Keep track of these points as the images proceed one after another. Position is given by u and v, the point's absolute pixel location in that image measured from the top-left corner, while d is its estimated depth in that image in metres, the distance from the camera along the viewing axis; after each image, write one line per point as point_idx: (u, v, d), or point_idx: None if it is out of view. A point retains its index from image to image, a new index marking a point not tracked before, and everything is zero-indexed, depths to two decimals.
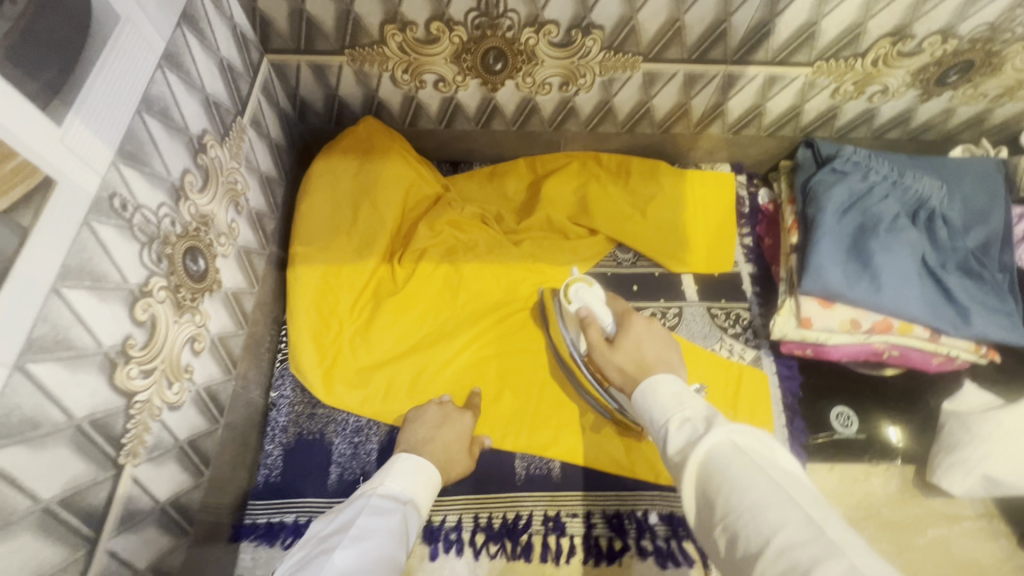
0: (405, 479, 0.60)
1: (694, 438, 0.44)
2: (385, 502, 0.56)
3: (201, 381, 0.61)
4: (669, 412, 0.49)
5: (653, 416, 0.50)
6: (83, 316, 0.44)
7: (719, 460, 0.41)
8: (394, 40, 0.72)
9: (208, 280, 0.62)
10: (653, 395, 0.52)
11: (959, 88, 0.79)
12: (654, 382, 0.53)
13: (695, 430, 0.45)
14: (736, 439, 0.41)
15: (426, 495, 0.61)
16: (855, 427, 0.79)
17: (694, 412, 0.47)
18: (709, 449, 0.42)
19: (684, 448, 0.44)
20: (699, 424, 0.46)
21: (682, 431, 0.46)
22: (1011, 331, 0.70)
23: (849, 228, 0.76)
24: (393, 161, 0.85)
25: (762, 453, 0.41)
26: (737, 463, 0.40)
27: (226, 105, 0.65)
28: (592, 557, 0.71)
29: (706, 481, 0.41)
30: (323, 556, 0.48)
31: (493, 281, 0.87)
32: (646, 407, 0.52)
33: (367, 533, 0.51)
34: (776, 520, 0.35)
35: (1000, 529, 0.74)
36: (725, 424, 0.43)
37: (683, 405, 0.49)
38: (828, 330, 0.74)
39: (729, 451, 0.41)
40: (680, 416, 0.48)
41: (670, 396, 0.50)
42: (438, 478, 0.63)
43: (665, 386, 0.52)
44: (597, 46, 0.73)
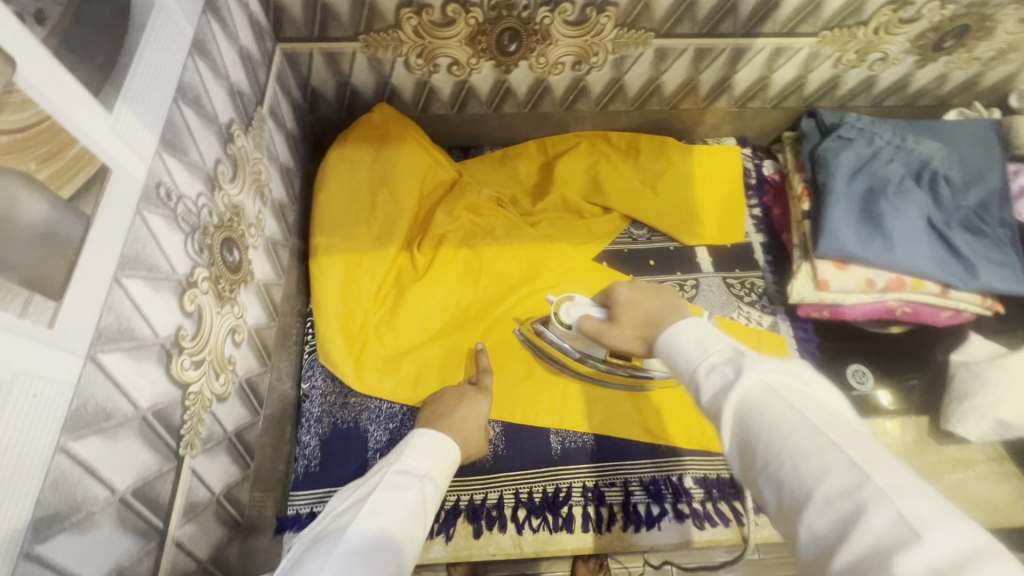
0: (420, 456, 0.57)
1: (727, 384, 0.40)
2: (400, 478, 0.53)
3: (243, 372, 0.61)
4: (694, 359, 0.44)
5: (677, 364, 0.46)
6: (141, 306, 0.43)
7: (753, 405, 0.38)
8: (409, 24, 0.72)
9: (243, 271, 0.61)
10: (675, 347, 0.47)
11: (954, 53, 0.82)
12: (673, 335, 0.48)
13: (726, 376, 0.41)
14: (769, 382, 0.38)
15: (444, 470, 0.58)
16: (870, 383, 0.84)
17: (721, 356, 0.43)
18: (744, 395, 0.38)
19: (717, 395, 0.40)
20: (728, 367, 0.41)
21: (713, 377, 0.42)
22: (1015, 281, 0.74)
23: (858, 192, 0.79)
24: (409, 147, 0.85)
25: (797, 391, 0.38)
26: (771, 408, 0.37)
27: (247, 93, 0.64)
28: (633, 524, 0.73)
29: (742, 428, 0.38)
30: (336, 532, 0.46)
31: (514, 263, 0.88)
32: (670, 361, 0.47)
33: (382, 509, 0.49)
34: (820, 468, 0.33)
35: (1010, 470, 0.78)
36: (757, 367, 0.39)
37: (708, 349, 0.44)
38: (846, 290, 0.77)
39: (763, 394, 0.38)
40: (707, 363, 0.43)
41: (693, 342, 0.46)
42: (455, 454, 0.61)
43: (683, 337, 0.47)
44: (611, 23, 0.74)
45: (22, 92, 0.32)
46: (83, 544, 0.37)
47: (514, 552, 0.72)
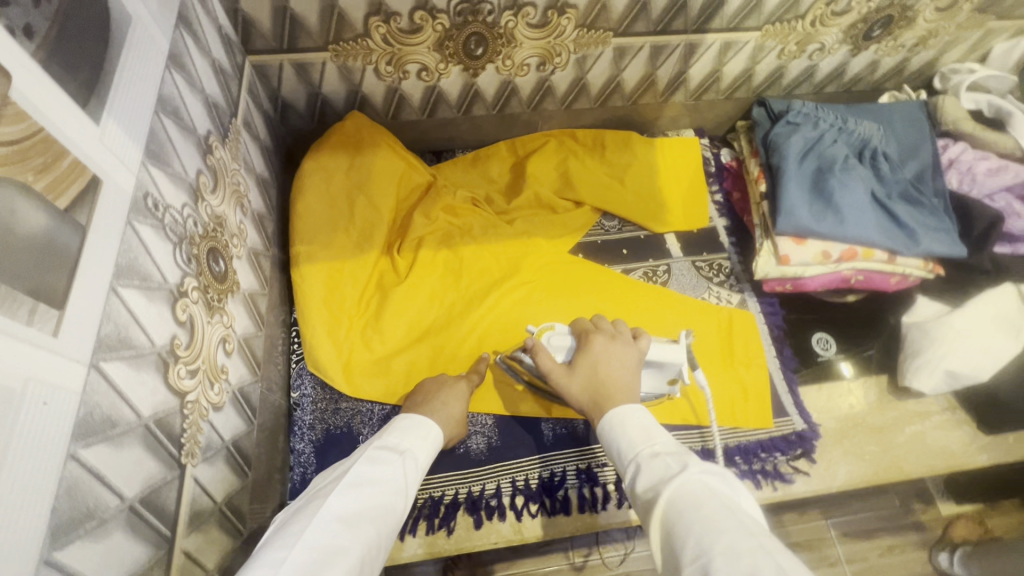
0: (404, 436, 0.61)
1: (667, 475, 0.49)
2: (381, 453, 0.58)
3: (235, 382, 0.61)
4: (638, 446, 0.54)
5: (622, 447, 0.55)
6: (137, 315, 0.43)
7: (690, 497, 0.44)
8: (377, 32, 0.74)
9: (229, 281, 0.62)
10: (622, 428, 0.57)
11: (882, 41, 0.90)
12: (624, 413, 0.58)
13: (667, 466, 0.50)
14: (705, 481, 0.46)
15: (425, 451, 0.62)
16: (834, 348, 0.89)
17: (664, 448, 0.52)
18: (680, 489, 0.46)
19: (654, 485, 0.49)
20: (672, 460, 0.50)
21: (654, 466, 0.51)
22: (953, 244, 0.80)
23: (809, 171, 0.85)
24: (384, 153, 0.87)
25: (730, 496, 0.45)
26: (706, 504, 0.43)
27: (222, 106, 0.65)
28: (627, 500, 0.76)
29: (676, 520, 0.44)
30: (319, 498, 0.50)
31: (493, 260, 0.90)
32: (616, 441, 0.57)
33: (363, 481, 0.53)
34: (749, 566, 0.37)
35: (962, 418, 0.85)
36: (696, 466, 0.48)
37: (652, 440, 0.54)
38: (805, 263, 0.82)
39: (701, 490, 0.45)
40: (650, 452, 0.53)
41: (640, 433, 0.56)
42: (437, 436, 0.64)
43: (634, 425, 0.57)
44: (571, 25, 0.78)
45: (16, 104, 0.33)
46: (98, 552, 0.37)
47: (514, 539, 0.74)
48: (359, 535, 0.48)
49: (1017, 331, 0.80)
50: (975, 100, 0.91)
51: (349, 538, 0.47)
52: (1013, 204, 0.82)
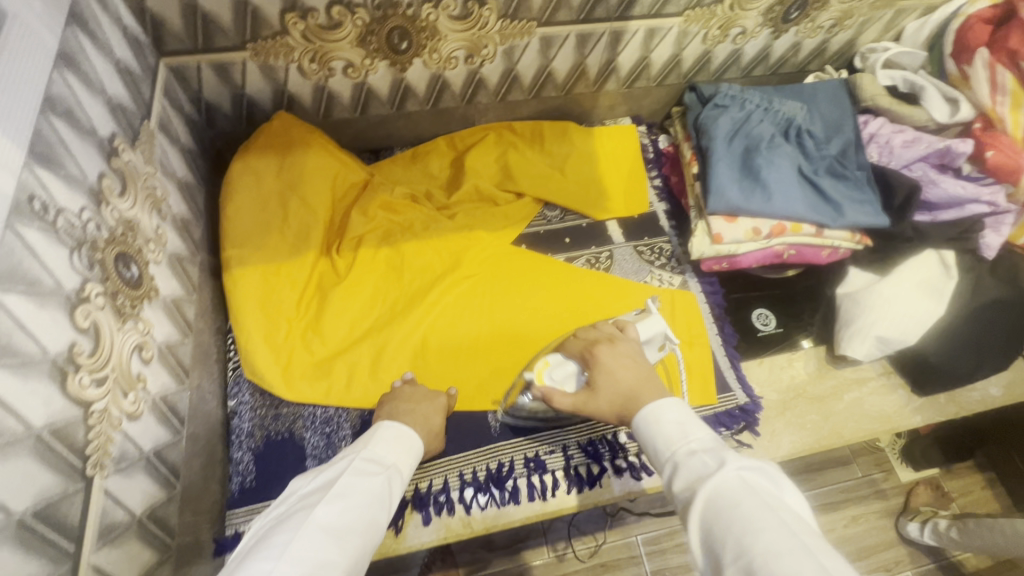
0: (387, 446, 0.60)
1: (706, 474, 0.48)
2: (368, 464, 0.57)
3: (156, 391, 0.59)
4: (674, 443, 0.53)
5: (657, 443, 0.54)
6: (24, 322, 0.42)
7: (731, 496, 0.44)
8: (296, 29, 0.73)
9: (145, 286, 0.60)
10: (656, 424, 0.55)
11: (801, 24, 0.93)
12: (656, 409, 0.56)
13: (706, 463, 0.49)
14: (745, 477, 0.46)
15: (409, 461, 0.61)
16: (774, 323, 0.92)
17: (700, 444, 0.51)
18: (718, 489, 0.45)
19: (692, 482, 0.48)
20: (709, 458, 0.49)
21: (692, 464, 0.50)
22: (876, 215, 0.83)
23: (738, 151, 0.87)
24: (316, 153, 0.86)
25: (772, 493, 0.45)
26: (746, 502, 0.43)
27: (131, 108, 0.63)
28: (575, 485, 0.77)
29: (715, 520, 0.44)
30: (305, 510, 0.49)
31: (435, 255, 0.90)
32: (650, 438, 0.55)
33: (350, 491, 0.53)
34: (793, 565, 0.38)
35: (897, 382, 0.89)
36: (735, 463, 0.47)
37: (688, 436, 0.53)
38: (737, 241, 0.84)
39: (739, 489, 0.45)
40: (686, 448, 0.52)
41: (674, 427, 0.54)
42: (420, 447, 0.64)
43: (667, 419, 0.55)
44: (493, 16, 0.78)
45: None
46: None
47: (465, 532, 0.73)
48: (345, 546, 0.48)
49: (940, 295, 0.84)
50: (890, 77, 0.95)
51: (337, 552, 0.47)
52: (929, 173, 0.85)
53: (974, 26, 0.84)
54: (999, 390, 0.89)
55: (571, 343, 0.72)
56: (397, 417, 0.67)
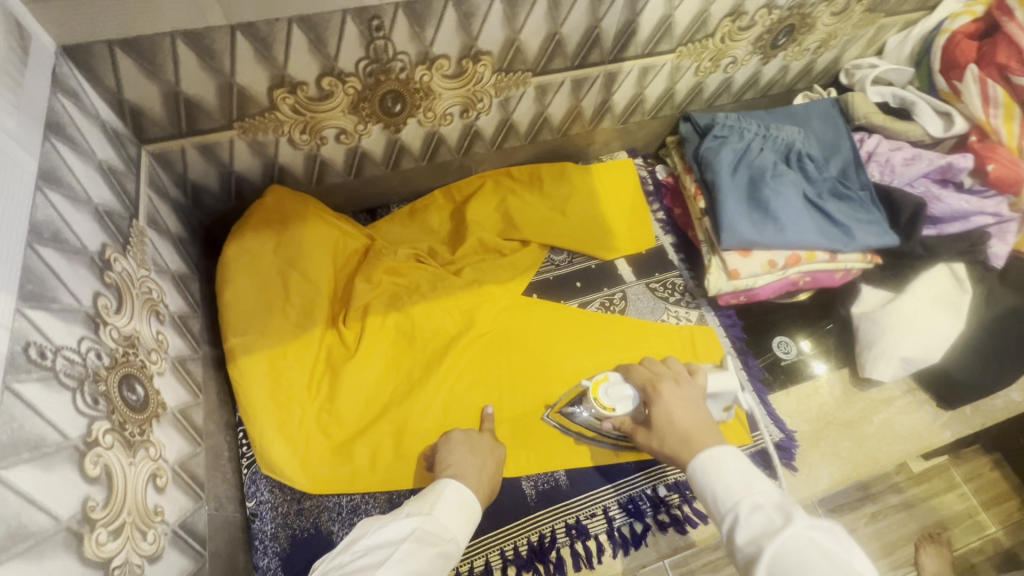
0: (449, 514, 0.59)
1: (772, 529, 0.47)
2: (432, 533, 0.56)
3: (175, 518, 0.54)
4: (737, 493, 0.52)
5: (718, 492, 0.53)
6: (32, 494, 0.37)
7: (802, 557, 0.43)
8: (285, 103, 0.69)
9: (151, 406, 0.55)
10: (716, 472, 0.55)
11: (788, 48, 0.94)
12: (714, 458, 0.56)
13: (771, 518, 0.48)
14: (816, 537, 0.44)
15: (466, 534, 0.59)
16: (794, 349, 0.92)
17: (766, 498, 0.50)
18: (786, 545, 0.44)
19: (757, 538, 0.48)
20: (776, 513, 0.48)
21: (754, 518, 0.49)
22: (886, 235, 0.83)
23: (743, 182, 0.86)
24: (313, 224, 0.82)
25: (843, 559, 0.43)
26: (818, 566, 0.42)
27: (118, 210, 0.58)
28: (621, 548, 0.74)
29: None
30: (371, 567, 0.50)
31: (446, 315, 0.86)
32: (710, 487, 0.55)
33: (414, 557, 0.52)
34: None
35: (922, 398, 0.89)
36: (805, 521, 0.46)
37: (752, 488, 0.52)
38: (753, 275, 0.83)
39: (810, 548, 0.44)
40: (751, 500, 0.51)
41: (736, 478, 0.53)
42: (479, 514, 0.62)
43: (727, 471, 0.54)
44: (488, 70, 0.75)
45: None
46: None
47: None
48: None
49: (957, 310, 0.83)
50: (880, 93, 0.95)
51: None
52: (932, 189, 0.85)
53: (961, 42, 0.85)
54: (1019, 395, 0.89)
55: (635, 368, 0.73)
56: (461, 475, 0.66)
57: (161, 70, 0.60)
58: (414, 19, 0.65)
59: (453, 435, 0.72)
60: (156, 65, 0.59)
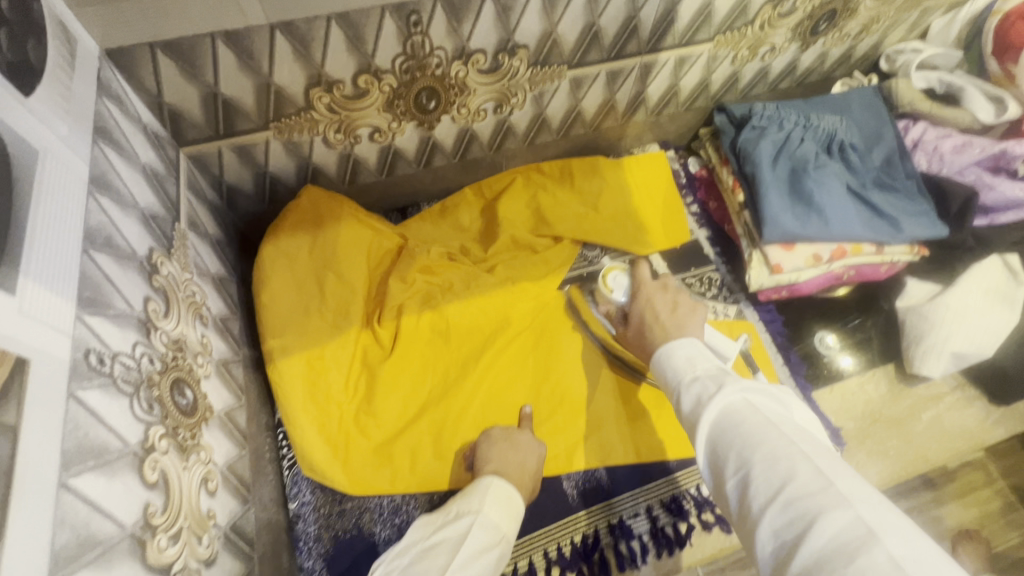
0: (499, 511, 0.58)
1: (709, 396, 0.50)
2: (485, 535, 0.54)
3: (226, 521, 0.54)
4: (683, 372, 0.54)
5: (668, 376, 0.55)
6: (98, 502, 0.37)
7: (734, 417, 0.47)
8: (321, 103, 0.68)
9: (200, 411, 0.55)
10: (669, 358, 0.56)
11: (829, 34, 0.90)
12: (670, 345, 0.57)
13: (709, 388, 0.51)
14: (748, 399, 0.48)
15: (515, 529, 0.59)
16: (836, 345, 0.89)
17: (707, 371, 0.53)
18: (723, 409, 0.48)
19: (698, 406, 0.50)
20: (712, 382, 0.51)
21: (695, 389, 0.52)
22: (935, 226, 0.80)
23: (784, 174, 0.84)
24: (347, 223, 0.81)
25: (774, 411, 0.47)
26: (747, 419, 0.46)
27: (161, 214, 0.58)
28: (665, 548, 0.72)
29: (720, 436, 0.47)
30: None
31: (480, 312, 0.85)
32: (663, 369, 0.57)
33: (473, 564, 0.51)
34: (787, 469, 0.42)
35: (973, 394, 0.86)
36: (738, 386, 0.49)
37: (696, 365, 0.54)
38: (797, 269, 0.81)
39: (743, 408, 0.47)
40: (694, 375, 0.53)
41: (684, 359, 0.55)
42: (523, 512, 0.61)
43: (677, 353, 0.56)
44: (524, 64, 0.74)
45: None
46: None
47: None
48: None
49: (1013, 303, 0.80)
50: (925, 78, 0.91)
51: None
52: (983, 177, 0.82)
53: (1014, 25, 0.80)
54: None
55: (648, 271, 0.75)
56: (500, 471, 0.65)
57: (200, 72, 0.60)
58: (452, 14, 0.64)
59: (493, 431, 0.72)
60: (196, 68, 0.59)
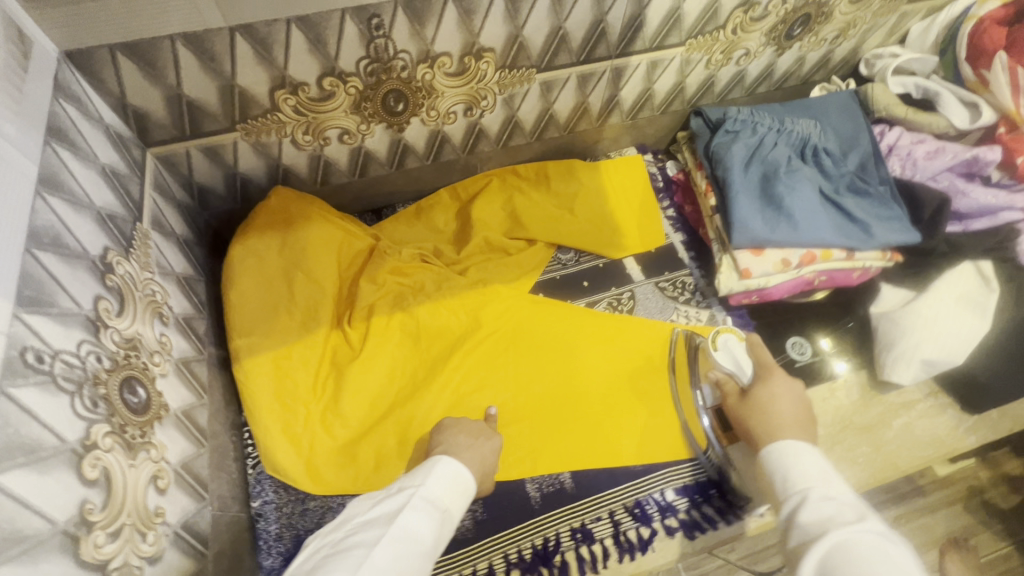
0: (442, 486, 0.60)
1: (840, 519, 0.47)
2: (426, 505, 0.57)
3: (177, 518, 0.55)
4: (810, 482, 0.53)
5: (790, 476, 0.55)
6: (27, 498, 0.37)
7: (864, 549, 0.44)
8: (287, 105, 0.69)
9: (153, 409, 0.55)
10: (794, 459, 0.56)
11: (804, 39, 0.90)
12: (795, 452, 0.57)
13: (840, 511, 0.49)
14: (884, 542, 0.44)
15: (459, 504, 0.62)
16: (809, 351, 0.89)
17: (839, 493, 0.51)
18: (853, 535, 0.45)
19: (822, 522, 0.48)
20: (849, 511, 0.48)
21: (822, 504, 0.50)
22: (907, 232, 0.80)
23: (755, 179, 0.84)
24: (318, 224, 0.82)
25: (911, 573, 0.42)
26: (880, 560, 0.42)
27: (121, 214, 0.59)
28: (628, 553, 0.72)
29: (840, 558, 0.44)
30: (366, 546, 0.51)
31: (451, 315, 0.85)
32: (783, 468, 0.56)
33: (405, 536, 0.53)
34: None
35: (945, 402, 0.85)
36: (877, 528, 0.46)
37: (828, 482, 0.53)
38: (766, 274, 0.81)
39: (872, 545, 0.44)
40: (823, 491, 0.52)
41: (815, 472, 0.54)
42: (471, 487, 0.64)
43: (805, 458, 0.56)
44: (492, 67, 0.74)
45: None
46: None
47: None
48: None
49: (983, 310, 0.79)
50: (902, 84, 0.91)
51: None
52: (957, 183, 0.81)
53: (989, 28, 0.80)
54: None
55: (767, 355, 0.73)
56: (457, 453, 0.67)
57: (163, 73, 0.60)
58: (414, 18, 0.64)
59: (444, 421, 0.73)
60: (157, 69, 0.60)
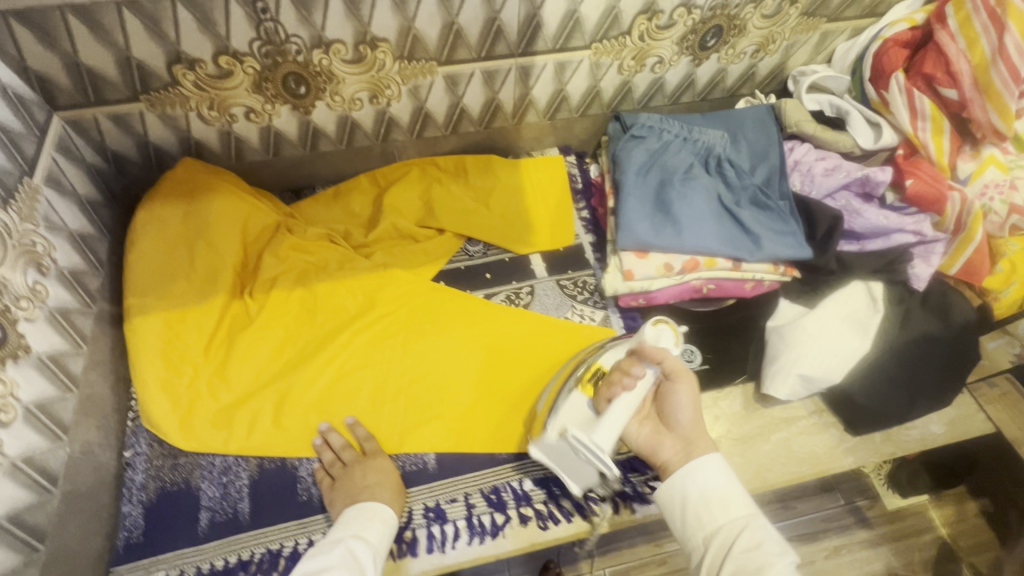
0: (343, 526, 0.67)
1: (771, 548, 0.56)
2: (326, 547, 0.64)
3: (16, 451, 0.60)
4: (743, 509, 0.60)
5: (728, 499, 0.61)
6: None
7: None
8: (186, 79, 0.73)
9: (8, 347, 0.60)
10: (728, 482, 0.63)
11: (720, 50, 0.91)
12: (729, 475, 0.63)
13: (766, 539, 0.57)
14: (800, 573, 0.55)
15: (368, 526, 0.66)
16: (698, 358, 0.86)
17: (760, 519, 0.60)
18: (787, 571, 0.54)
19: (758, 552, 0.56)
20: (775, 539, 0.57)
21: (753, 533, 0.58)
22: (797, 247, 0.80)
23: (652, 184, 0.85)
24: (222, 197, 0.86)
25: None
26: None
27: (5, 167, 0.63)
28: (477, 535, 0.73)
29: None
30: None
31: (349, 295, 0.88)
32: (717, 488, 0.62)
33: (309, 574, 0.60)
34: None
35: (829, 420, 0.85)
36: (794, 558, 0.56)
37: (750, 506, 0.61)
38: (648, 277, 0.81)
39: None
40: (752, 519, 0.59)
41: (739, 494, 0.62)
42: (385, 510, 0.69)
43: (731, 481, 0.63)
44: (389, 57, 0.77)
45: None
46: None
47: None
48: None
49: (865, 330, 0.79)
50: (817, 101, 0.91)
51: None
52: (852, 202, 0.82)
53: (890, 49, 0.81)
54: (941, 427, 0.84)
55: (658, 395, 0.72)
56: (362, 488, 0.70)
57: (57, 40, 0.65)
58: (299, 3, 0.68)
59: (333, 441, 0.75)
60: (51, 37, 0.64)
